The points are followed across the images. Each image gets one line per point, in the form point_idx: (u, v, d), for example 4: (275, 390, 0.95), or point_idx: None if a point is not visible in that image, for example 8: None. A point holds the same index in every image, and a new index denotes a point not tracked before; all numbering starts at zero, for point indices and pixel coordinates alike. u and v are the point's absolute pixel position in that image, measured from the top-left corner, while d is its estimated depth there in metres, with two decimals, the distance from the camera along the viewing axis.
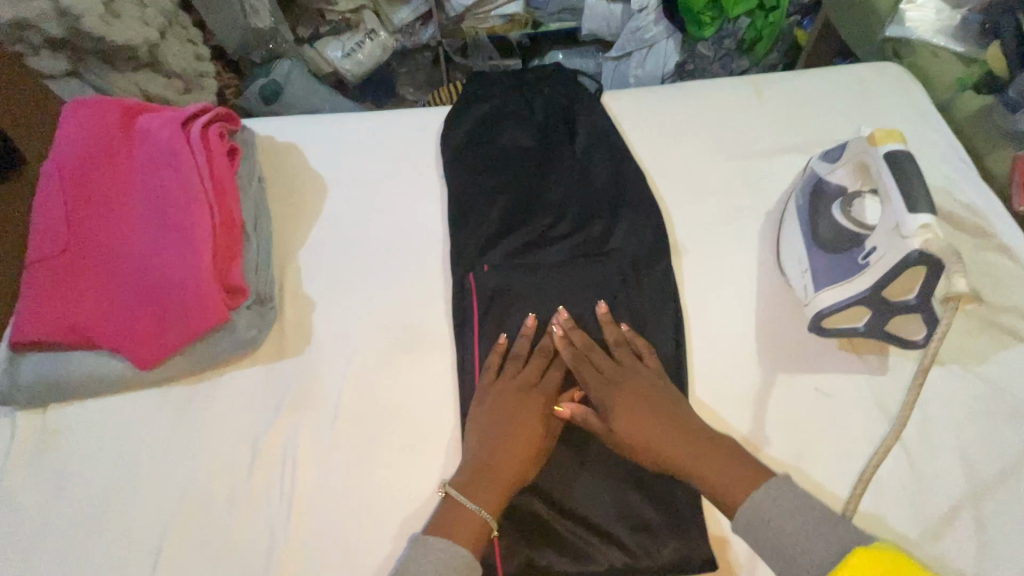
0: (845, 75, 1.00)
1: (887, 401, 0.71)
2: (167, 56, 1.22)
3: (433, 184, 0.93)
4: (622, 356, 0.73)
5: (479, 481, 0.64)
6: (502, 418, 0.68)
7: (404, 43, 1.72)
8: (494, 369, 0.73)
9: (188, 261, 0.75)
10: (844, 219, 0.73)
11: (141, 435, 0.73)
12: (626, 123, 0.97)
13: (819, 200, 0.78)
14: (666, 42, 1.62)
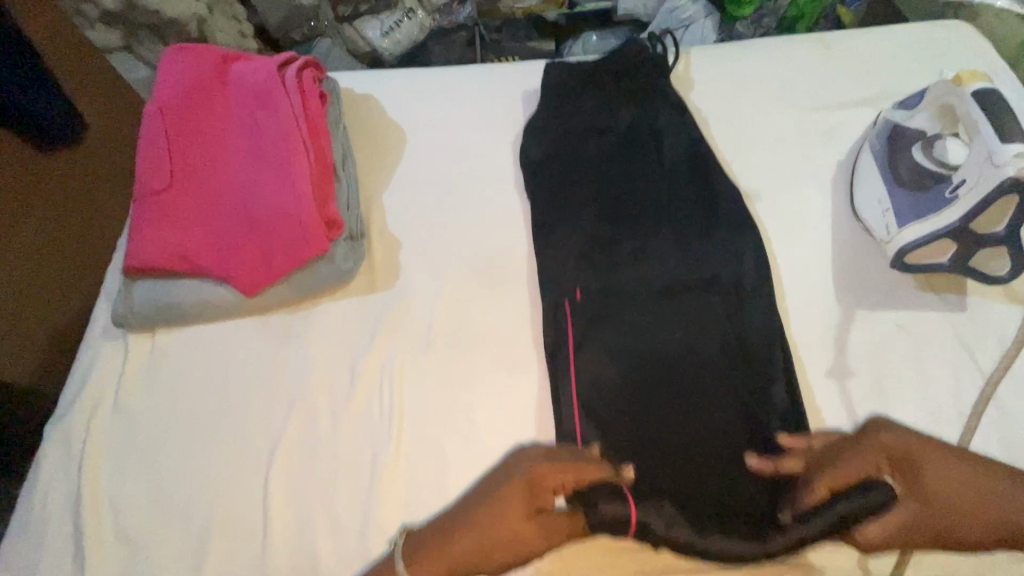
0: (912, 33, 1.02)
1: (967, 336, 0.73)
2: (215, 32, 1.28)
3: (508, 133, 0.96)
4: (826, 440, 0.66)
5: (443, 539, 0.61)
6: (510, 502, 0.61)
7: (441, 23, 1.81)
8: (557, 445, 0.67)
9: (290, 194, 0.79)
10: (923, 160, 0.75)
11: (248, 361, 0.78)
12: (694, 77, 0.99)
13: (897, 144, 0.80)
14: (703, 22, 1.65)
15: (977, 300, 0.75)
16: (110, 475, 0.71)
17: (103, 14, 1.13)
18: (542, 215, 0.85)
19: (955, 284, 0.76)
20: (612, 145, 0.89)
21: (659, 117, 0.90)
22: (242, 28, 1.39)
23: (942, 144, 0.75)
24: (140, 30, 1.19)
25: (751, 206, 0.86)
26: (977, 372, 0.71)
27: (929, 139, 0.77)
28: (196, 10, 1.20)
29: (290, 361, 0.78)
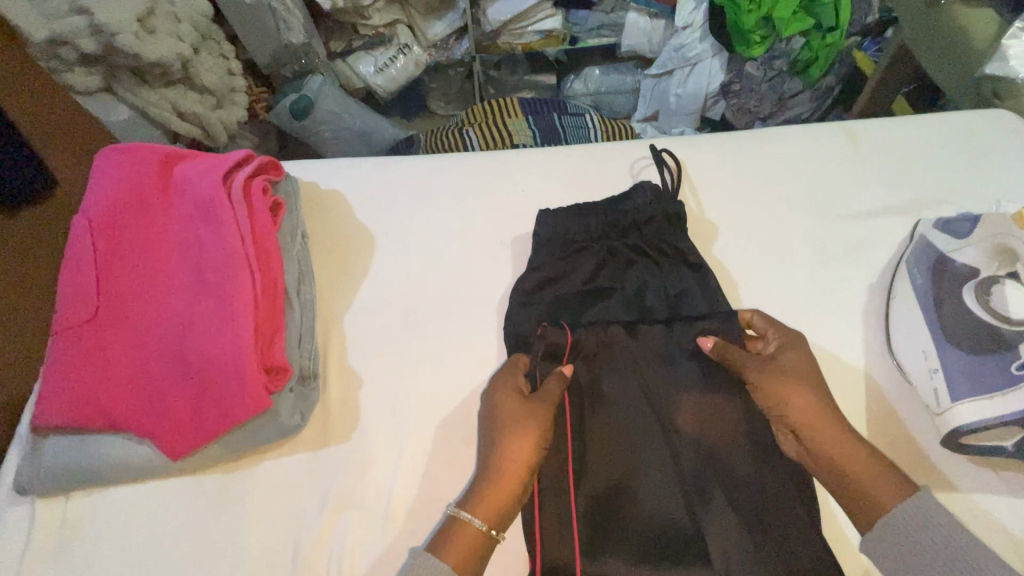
0: (953, 122, 0.89)
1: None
2: (201, 71, 1.17)
3: (491, 240, 0.84)
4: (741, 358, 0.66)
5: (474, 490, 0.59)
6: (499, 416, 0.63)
7: (438, 58, 1.68)
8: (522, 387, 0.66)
9: (227, 336, 0.67)
10: (979, 306, 0.63)
11: (173, 534, 0.66)
12: (703, 174, 0.88)
13: (946, 280, 0.67)
14: (712, 61, 1.55)
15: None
16: None
17: (82, 56, 1.00)
18: (524, 352, 0.73)
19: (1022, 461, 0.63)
20: (607, 268, 0.78)
21: (661, 233, 0.79)
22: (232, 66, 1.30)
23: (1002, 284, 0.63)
24: (121, 70, 1.06)
25: None
26: None
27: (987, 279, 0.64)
28: (181, 52, 1.08)
29: (224, 535, 0.66)
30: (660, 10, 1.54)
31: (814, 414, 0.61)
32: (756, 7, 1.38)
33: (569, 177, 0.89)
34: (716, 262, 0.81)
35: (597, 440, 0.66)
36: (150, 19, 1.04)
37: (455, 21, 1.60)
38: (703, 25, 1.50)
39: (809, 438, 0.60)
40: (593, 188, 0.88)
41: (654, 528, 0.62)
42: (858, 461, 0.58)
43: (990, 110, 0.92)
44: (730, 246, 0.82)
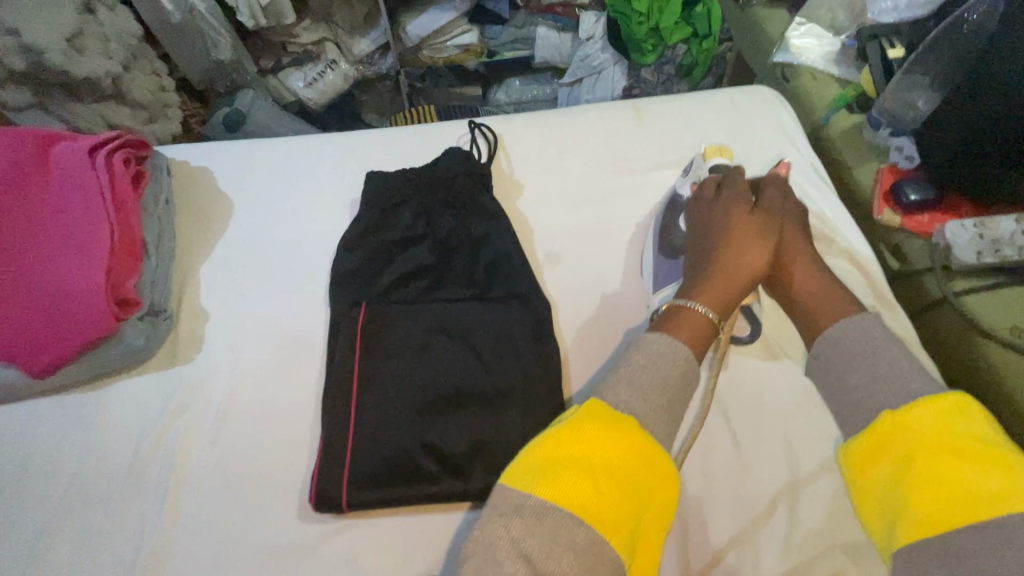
0: (718, 97, 1.09)
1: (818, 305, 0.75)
2: (133, 89, 1.34)
3: (329, 200, 1.00)
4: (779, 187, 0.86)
5: (699, 284, 0.73)
6: (723, 245, 0.74)
7: (365, 73, 1.84)
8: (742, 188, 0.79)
9: (83, 274, 0.81)
10: (744, 216, 0.76)
11: (33, 440, 0.78)
12: (513, 144, 1.05)
13: (699, 199, 0.82)
14: (614, 69, 1.77)
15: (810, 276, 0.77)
16: None
17: (13, 75, 1.13)
18: (343, 286, 0.89)
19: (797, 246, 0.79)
20: (413, 221, 0.93)
21: (466, 189, 0.95)
22: (165, 82, 1.47)
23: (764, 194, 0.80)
24: (51, 88, 1.19)
25: (548, 272, 0.91)
26: (727, 433, 0.76)
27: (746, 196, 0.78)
28: (110, 70, 1.24)
29: (76, 440, 0.78)
30: (565, 24, 1.79)
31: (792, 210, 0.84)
32: (645, 19, 1.58)
33: (402, 149, 1.05)
34: (516, 214, 0.98)
35: (389, 397, 0.76)
36: (80, 39, 1.19)
37: (379, 37, 1.77)
38: (603, 38, 1.75)
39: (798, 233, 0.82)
40: (420, 157, 1.04)
41: (426, 457, 0.72)
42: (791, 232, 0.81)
43: (751, 87, 1.12)
44: (523, 203, 0.99)
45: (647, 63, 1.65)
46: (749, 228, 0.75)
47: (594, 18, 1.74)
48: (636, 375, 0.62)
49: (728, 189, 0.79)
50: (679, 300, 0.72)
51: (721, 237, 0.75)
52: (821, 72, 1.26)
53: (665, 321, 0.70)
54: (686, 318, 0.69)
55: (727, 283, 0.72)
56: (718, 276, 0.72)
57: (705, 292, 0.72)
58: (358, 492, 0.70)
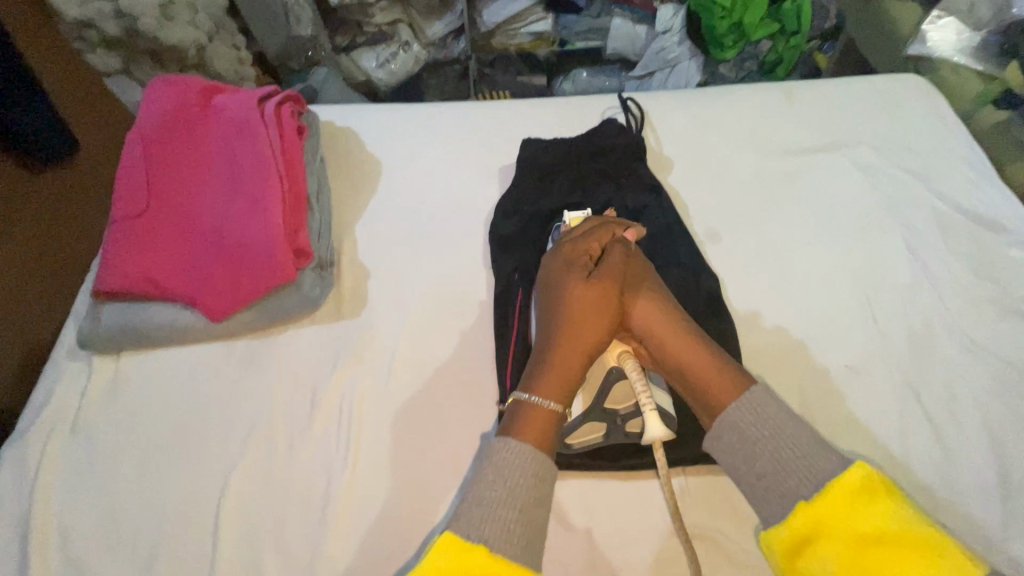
0: (870, 84, 1.07)
1: (685, 363, 0.64)
2: (213, 59, 1.32)
3: (480, 165, 0.99)
4: (612, 254, 0.70)
5: (544, 374, 0.63)
6: (574, 321, 0.65)
7: (436, 56, 1.79)
8: (582, 256, 0.71)
9: (260, 222, 0.81)
10: (581, 287, 0.67)
11: (208, 384, 0.78)
12: (660, 119, 1.04)
13: (545, 267, 0.73)
14: (688, 63, 1.71)
15: (660, 320, 0.66)
16: (61, 499, 0.70)
17: (105, 39, 1.13)
18: (506, 248, 0.88)
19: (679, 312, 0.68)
20: (571, 189, 0.92)
21: (623, 161, 0.94)
22: (242, 55, 1.42)
23: (604, 259, 0.70)
24: (140, 55, 1.20)
25: (711, 247, 0.89)
26: (924, 415, 0.74)
27: (581, 264, 0.70)
28: (196, 40, 1.24)
29: (250, 387, 0.78)
30: (642, 16, 1.68)
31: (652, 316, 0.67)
32: (728, 14, 1.55)
33: (548, 120, 1.04)
34: (671, 187, 0.96)
35: None
36: (171, 7, 1.19)
37: (452, 21, 1.73)
38: (680, 31, 1.65)
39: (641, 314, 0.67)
40: (568, 128, 1.03)
41: None
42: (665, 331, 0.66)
43: (902, 76, 1.10)
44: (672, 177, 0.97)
45: (726, 58, 1.63)
46: (592, 300, 0.66)
47: (672, 10, 1.64)
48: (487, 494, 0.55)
49: (588, 251, 0.71)
50: (523, 398, 0.61)
51: (547, 306, 0.69)
52: (965, 66, 1.21)
53: (513, 420, 0.60)
54: (536, 414, 0.60)
55: (565, 373, 0.63)
56: (565, 368, 0.63)
57: (547, 386, 0.62)
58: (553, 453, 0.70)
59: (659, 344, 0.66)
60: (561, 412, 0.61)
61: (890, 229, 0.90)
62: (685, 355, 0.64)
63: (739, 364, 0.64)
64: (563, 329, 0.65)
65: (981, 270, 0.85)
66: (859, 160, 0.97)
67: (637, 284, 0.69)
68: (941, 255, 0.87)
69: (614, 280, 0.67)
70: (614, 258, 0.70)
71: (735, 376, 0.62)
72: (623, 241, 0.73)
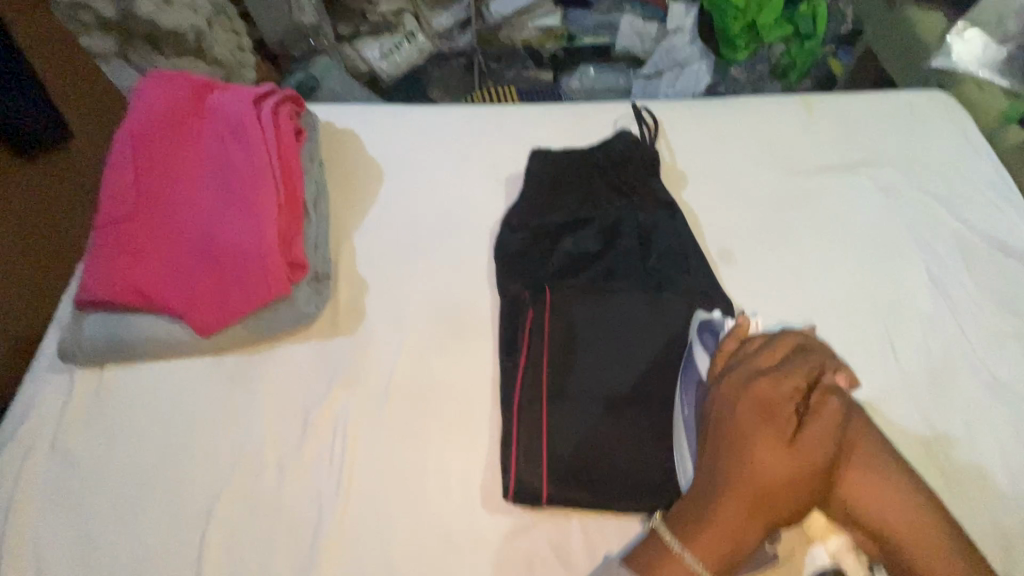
0: (893, 99, 1.03)
1: (915, 572, 0.56)
2: (213, 45, 1.25)
3: (486, 174, 0.95)
4: (820, 408, 0.58)
5: (698, 525, 0.57)
6: (738, 483, 0.57)
7: (440, 49, 1.74)
8: (764, 401, 0.59)
9: (253, 233, 0.77)
10: (764, 464, 0.56)
11: (196, 401, 0.75)
12: (676, 130, 1.00)
13: (712, 387, 0.63)
14: (699, 64, 1.62)
15: (892, 496, 0.58)
16: (36, 523, 0.67)
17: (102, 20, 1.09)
18: (511, 266, 0.84)
19: (890, 452, 0.61)
20: (580, 204, 0.88)
21: (636, 175, 0.90)
22: (243, 41, 1.36)
23: (808, 427, 0.57)
24: (138, 40, 1.15)
25: (725, 269, 0.86)
26: (943, 458, 0.71)
27: (780, 419, 0.58)
28: (195, 24, 1.19)
29: (240, 406, 0.74)
30: (652, 14, 1.66)
31: (881, 490, 0.58)
32: (742, 15, 1.49)
33: (558, 128, 1.00)
34: (685, 204, 0.92)
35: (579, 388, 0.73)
36: None
37: (458, 13, 1.70)
38: (692, 30, 1.61)
39: (860, 483, 0.58)
40: (579, 137, 0.99)
41: (628, 456, 0.68)
42: (894, 509, 0.58)
43: (926, 90, 1.06)
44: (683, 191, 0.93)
45: (739, 59, 1.57)
46: (784, 476, 0.56)
47: (683, 9, 1.62)
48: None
49: (799, 390, 0.59)
50: (668, 537, 0.58)
51: (717, 447, 0.59)
52: (987, 82, 1.18)
53: (643, 562, 0.57)
54: (666, 567, 0.56)
55: (733, 539, 0.56)
56: (719, 528, 0.56)
57: (698, 539, 0.57)
58: (557, 488, 0.67)
59: (878, 515, 0.58)
60: (704, 575, 0.56)
61: (911, 256, 0.86)
62: (913, 517, 0.58)
63: (951, 518, 0.59)
64: (735, 492, 0.57)
65: (1005, 303, 0.82)
66: (881, 181, 0.93)
67: (858, 448, 0.59)
68: (963, 286, 0.84)
69: (817, 471, 0.57)
70: (825, 423, 0.58)
71: (955, 546, 0.57)
72: (834, 396, 0.60)
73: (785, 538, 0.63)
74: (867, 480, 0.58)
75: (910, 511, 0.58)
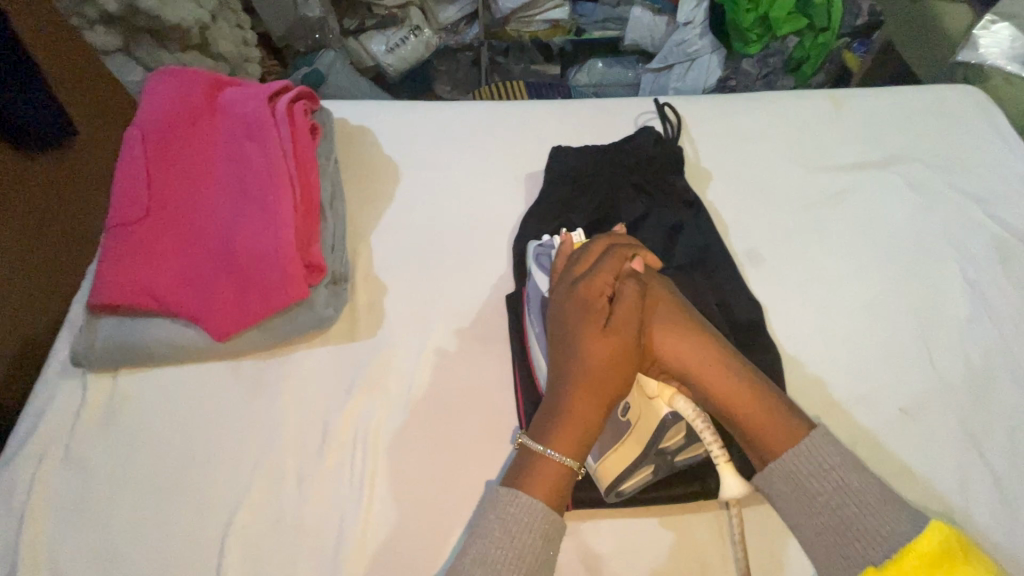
0: (922, 94, 1.00)
1: (771, 441, 0.56)
2: (217, 40, 1.25)
3: (504, 172, 0.93)
4: (624, 288, 0.61)
5: (552, 414, 0.57)
6: (594, 364, 0.57)
7: (447, 42, 1.71)
8: (585, 288, 0.62)
9: (270, 234, 0.75)
10: (596, 339, 0.58)
11: (213, 409, 0.73)
12: (699, 127, 0.97)
13: (553, 293, 0.67)
14: (711, 57, 1.59)
15: (693, 359, 0.60)
16: (51, 536, 0.65)
17: (104, 15, 1.05)
18: (533, 268, 0.82)
19: (713, 341, 0.62)
20: (603, 203, 0.86)
21: (660, 174, 0.88)
22: (247, 36, 1.36)
23: (616, 305, 0.60)
24: (141, 33, 1.12)
25: (753, 270, 0.83)
26: (985, 468, 0.68)
27: (597, 309, 0.60)
28: (199, 18, 1.16)
29: (258, 413, 0.72)
30: (663, 6, 1.58)
31: (675, 352, 0.60)
32: (755, 7, 1.45)
33: (577, 125, 0.97)
34: (709, 203, 0.90)
35: None
36: None
37: (466, 6, 1.65)
38: (703, 23, 1.54)
39: (658, 358, 0.60)
40: (599, 135, 0.96)
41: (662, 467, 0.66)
42: (701, 369, 0.59)
43: (956, 85, 1.03)
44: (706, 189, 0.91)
45: (750, 53, 1.55)
46: (606, 360, 0.57)
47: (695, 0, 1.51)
48: (489, 549, 0.50)
49: (604, 278, 0.62)
50: (529, 441, 0.56)
51: (565, 337, 0.61)
52: (1015, 76, 1.14)
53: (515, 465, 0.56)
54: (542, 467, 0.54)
55: (586, 420, 0.56)
56: (579, 410, 0.56)
57: (557, 433, 0.56)
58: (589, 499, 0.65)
59: (729, 387, 0.58)
60: (574, 468, 0.55)
61: (946, 257, 0.84)
62: (711, 380, 0.59)
63: (775, 389, 0.59)
64: (594, 370, 0.57)
65: None
66: (912, 179, 0.91)
67: (660, 320, 0.62)
68: (1000, 287, 0.81)
69: (631, 342, 0.58)
70: (626, 301, 0.60)
71: (801, 432, 0.56)
72: (632, 277, 0.63)
73: (631, 403, 0.62)
74: (672, 349, 0.60)
75: (730, 373, 0.59)
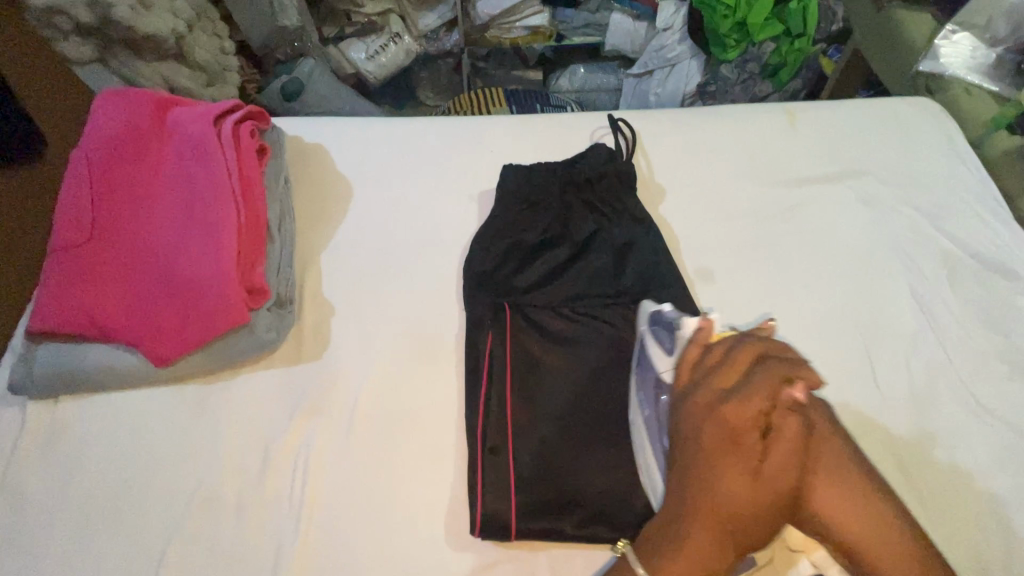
0: (880, 107, 1.00)
1: None
2: (195, 49, 1.21)
3: (457, 189, 0.92)
4: (779, 421, 0.54)
5: (664, 535, 0.55)
6: (719, 496, 0.53)
7: (428, 49, 1.68)
8: (710, 414, 0.56)
9: (212, 258, 0.75)
10: (733, 483, 0.53)
11: (153, 435, 0.72)
12: (656, 142, 0.97)
13: (678, 403, 0.60)
14: (689, 62, 1.59)
15: (850, 507, 0.54)
16: None
17: (77, 26, 0.98)
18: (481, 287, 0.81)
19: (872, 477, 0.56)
20: (554, 220, 0.85)
21: (612, 191, 0.88)
22: (225, 45, 1.32)
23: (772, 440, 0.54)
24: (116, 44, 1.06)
25: (702, 287, 0.83)
26: (924, 487, 0.68)
27: (746, 446, 0.54)
28: (175, 28, 1.12)
29: (199, 439, 0.72)
30: (641, 11, 1.60)
31: (832, 497, 0.54)
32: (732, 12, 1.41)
33: (534, 141, 0.97)
34: (662, 220, 0.89)
35: (546, 419, 0.70)
36: None
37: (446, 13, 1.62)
38: (680, 28, 1.55)
39: (815, 498, 0.54)
40: (555, 151, 0.96)
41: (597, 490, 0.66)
42: (856, 523, 0.53)
43: (914, 98, 1.03)
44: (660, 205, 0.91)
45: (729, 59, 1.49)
46: (748, 504, 0.53)
47: (672, 7, 1.54)
48: None
49: (740, 400, 0.55)
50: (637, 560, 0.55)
51: (688, 463, 0.56)
52: (977, 86, 1.15)
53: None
54: None
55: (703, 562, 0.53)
56: (695, 543, 0.53)
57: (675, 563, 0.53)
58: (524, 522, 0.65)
59: (846, 529, 0.53)
60: None
61: (895, 273, 0.84)
62: (857, 526, 0.53)
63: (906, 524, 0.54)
64: (719, 508, 0.53)
65: (991, 322, 0.80)
66: (865, 193, 0.91)
67: (828, 466, 0.55)
68: (947, 303, 0.81)
69: (785, 487, 0.53)
70: (783, 439, 0.54)
71: (911, 554, 0.53)
72: (792, 410, 0.55)
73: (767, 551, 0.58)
74: (831, 494, 0.54)
75: (873, 519, 0.54)
